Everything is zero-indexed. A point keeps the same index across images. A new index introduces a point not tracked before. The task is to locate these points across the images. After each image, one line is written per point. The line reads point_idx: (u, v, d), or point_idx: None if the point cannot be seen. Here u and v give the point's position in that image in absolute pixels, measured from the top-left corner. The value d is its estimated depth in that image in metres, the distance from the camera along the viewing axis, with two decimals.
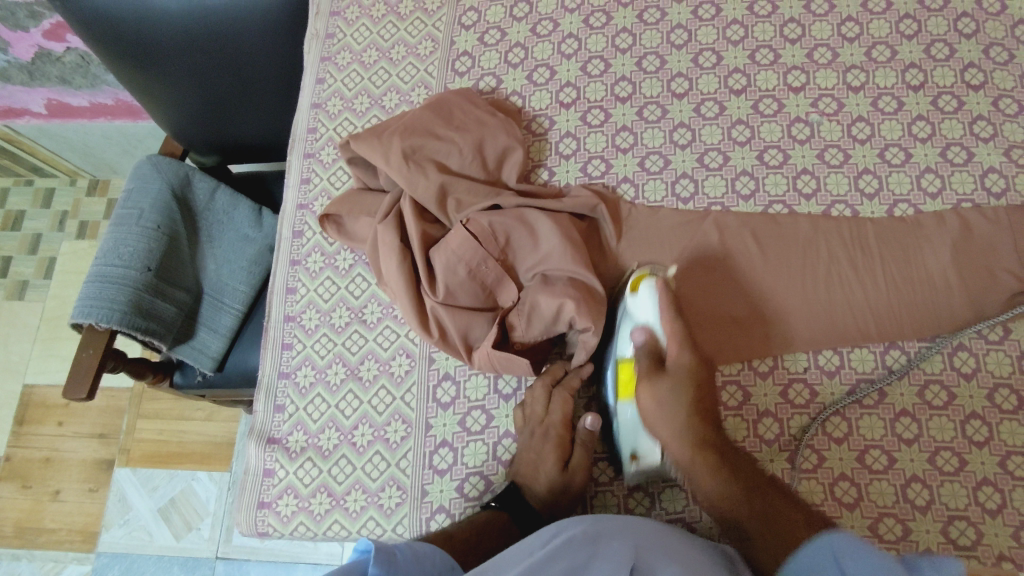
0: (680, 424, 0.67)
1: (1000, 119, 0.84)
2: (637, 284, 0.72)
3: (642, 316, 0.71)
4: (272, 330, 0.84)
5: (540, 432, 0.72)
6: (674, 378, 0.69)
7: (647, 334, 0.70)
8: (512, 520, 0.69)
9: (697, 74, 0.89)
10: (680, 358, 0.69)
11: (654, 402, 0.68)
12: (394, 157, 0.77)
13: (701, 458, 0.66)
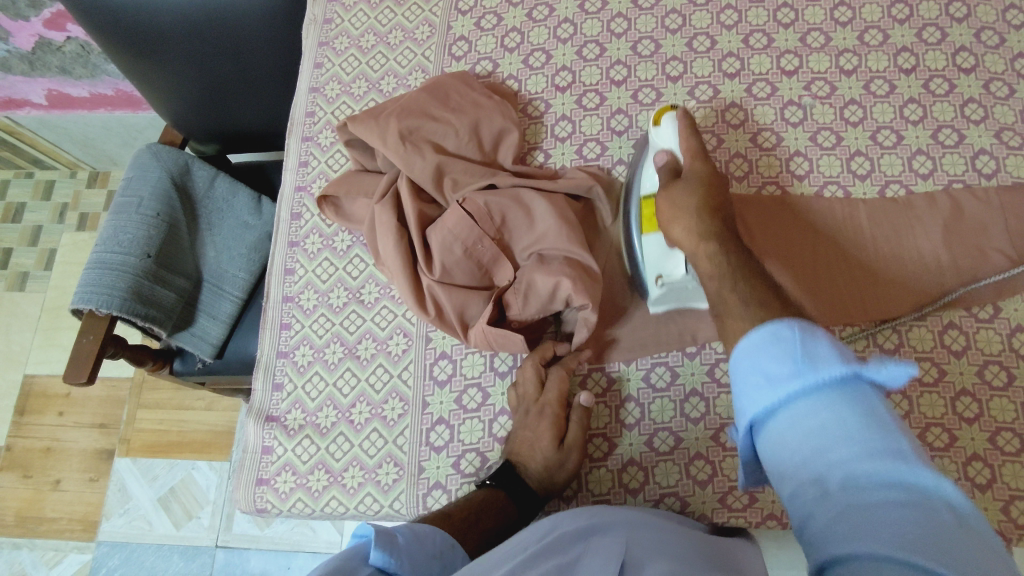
0: (691, 219, 0.66)
1: (991, 102, 0.85)
2: (659, 116, 0.76)
3: (664, 142, 0.75)
4: (270, 311, 0.84)
5: (534, 411, 0.73)
6: (688, 183, 0.69)
7: (669, 155, 0.73)
8: (508, 499, 0.69)
9: (691, 58, 0.90)
10: (699, 166, 0.70)
11: (675, 212, 0.67)
12: (389, 138, 0.78)
13: (704, 247, 0.64)
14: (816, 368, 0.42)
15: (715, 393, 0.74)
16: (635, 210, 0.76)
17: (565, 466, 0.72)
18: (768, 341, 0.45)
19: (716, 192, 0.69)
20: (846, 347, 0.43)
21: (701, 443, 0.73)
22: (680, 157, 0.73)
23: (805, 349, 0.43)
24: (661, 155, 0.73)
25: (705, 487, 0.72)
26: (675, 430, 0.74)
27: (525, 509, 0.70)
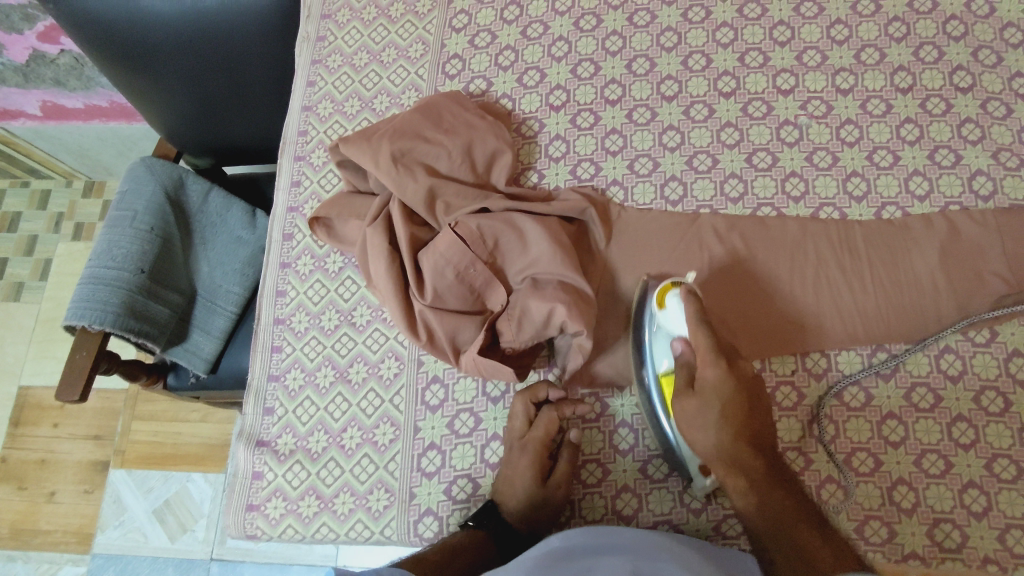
0: (717, 441, 0.64)
1: (988, 122, 0.85)
2: (664, 297, 0.69)
3: (676, 329, 0.68)
4: (261, 333, 0.84)
5: (518, 447, 0.74)
6: (705, 399, 0.65)
7: (683, 346, 0.67)
8: (488, 539, 0.70)
9: (687, 77, 0.89)
10: (712, 375, 0.64)
11: (697, 427, 0.65)
12: (383, 161, 0.77)
13: (734, 479, 0.64)
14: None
15: None
16: (653, 388, 0.71)
17: (554, 499, 0.73)
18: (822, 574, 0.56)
19: (738, 395, 0.65)
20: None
21: None
22: (693, 350, 0.66)
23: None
24: (674, 346, 0.67)
25: (699, 515, 0.71)
26: None
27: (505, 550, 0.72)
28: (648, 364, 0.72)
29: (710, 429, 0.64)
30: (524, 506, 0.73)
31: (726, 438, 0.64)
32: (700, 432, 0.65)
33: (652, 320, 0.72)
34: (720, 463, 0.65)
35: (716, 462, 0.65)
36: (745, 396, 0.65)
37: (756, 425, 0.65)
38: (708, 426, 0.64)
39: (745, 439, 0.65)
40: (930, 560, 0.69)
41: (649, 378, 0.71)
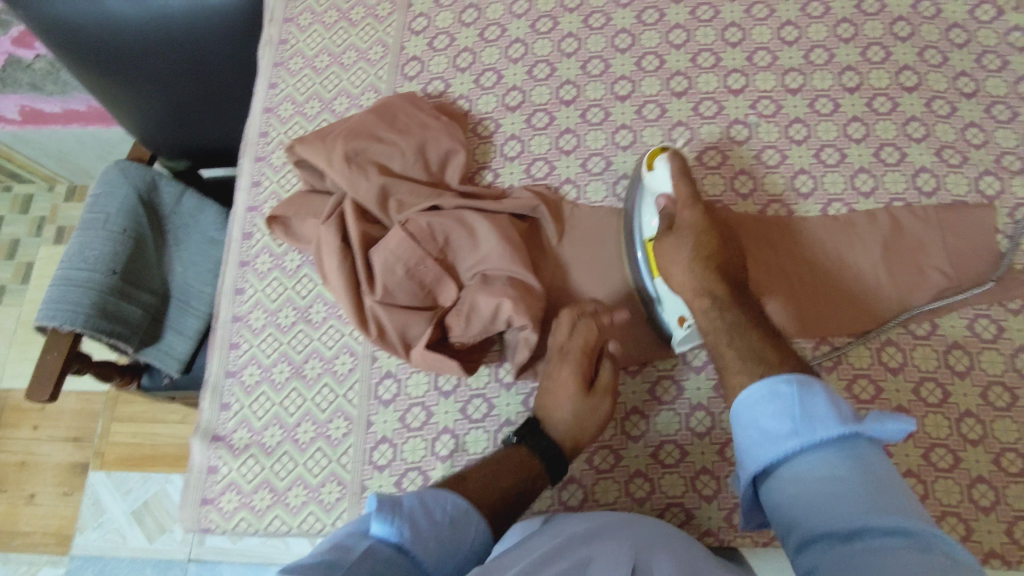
0: (691, 275, 0.72)
1: (933, 120, 0.86)
2: (653, 159, 0.78)
3: (660, 186, 0.77)
4: (219, 331, 0.85)
5: (558, 356, 0.74)
6: (681, 235, 0.74)
7: (665, 198, 0.76)
8: (534, 456, 0.69)
9: (640, 77, 0.91)
10: (690, 217, 0.75)
11: (673, 262, 0.73)
12: (335, 160, 0.79)
13: (702, 306, 0.70)
14: (813, 428, 0.53)
15: (655, 412, 0.78)
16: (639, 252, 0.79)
17: (597, 413, 0.73)
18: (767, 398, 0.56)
19: (710, 236, 0.74)
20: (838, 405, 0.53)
21: (640, 461, 0.76)
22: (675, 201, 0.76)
23: (806, 415, 0.54)
24: (657, 200, 0.77)
25: (643, 504, 0.75)
26: (615, 448, 0.77)
27: (555, 467, 0.70)
28: (636, 232, 0.80)
29: (685, 267, 0.72)
30: (569, 421, 0.72)
31: (699, 273, 0.71)
32: (679, 273, 0.73)
33: (641, 189, 0.80)
34: (691, 295, 0.71)
35: (688, 295, 0.72)
36: (717, 233, 0.75)
37: (725, 268, 0.72)
38: (684, 261, 0.72)
39: (717, 273, 0.72)
40: None
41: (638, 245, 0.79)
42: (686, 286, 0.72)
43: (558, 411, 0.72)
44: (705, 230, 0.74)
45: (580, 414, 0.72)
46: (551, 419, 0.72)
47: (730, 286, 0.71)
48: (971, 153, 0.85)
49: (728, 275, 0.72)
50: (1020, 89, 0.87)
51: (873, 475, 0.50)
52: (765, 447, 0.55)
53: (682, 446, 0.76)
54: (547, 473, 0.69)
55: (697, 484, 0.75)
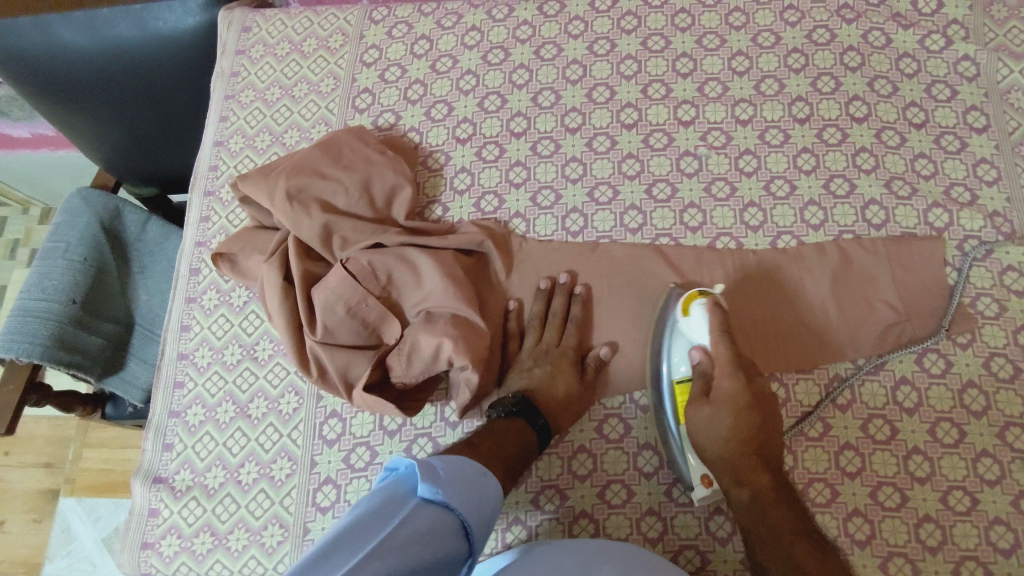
0: (723, 449, 0.69)
1: (882, 151, 0.86)
2: (689, 306, 0.73)
3: (698, 338, 0.72)
4: (165, 369, 0.84)
5: (556, 353, 0.78)
6: (718, 404, 0.70)
7: (702, 355, 0.71)
8: (528, 428, 0.72)
9: (590, 109, 0.91)
10: (729, 386, 0.69)
11: (706, 433, 0.70)
12: (278, 199, 0.78)
13: (737, 490, 0.67)
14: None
15: (602, 449, 0.77)
16: (667, 396, 0.75)
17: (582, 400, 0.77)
18: None
19: (750, 403, 0.69)
20: None
21: (587, 500, 0.75)
22: (713, 358, 0.71)
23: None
24: (692, 353, 0.72)
25: None
26: (562, 487, 0.76)
27: (544, 436, 0.73)
28: (661, 375, 0.76)
29: (720, 438, 0.69)
30: (560, 398, 0.75)
31: (733, 447, 0.68)
32: (710, 441, 0.70)
33: (674, 327, 0.76)
34: (722, 470, 0.69)
35: (720, 470, 0.69)
36: (757, 408, 0.69)
37: (762, 442, 0.68)
38: (719, 432, 0.69)
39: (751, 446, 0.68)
40: None
41: (665, 385, 0.75)
42: (717, 459, 0.69)
43: (551, 391, 0.75)
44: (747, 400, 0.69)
45: (571, 397, 0.76)
46: (543, 398, 0.75)
47: (764, 464, 0.67)
48: (920, 185, 0.85)
49: (766, 445, 0.68)
50: (969, 120, 0.87)
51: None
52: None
53: (629, 487, 0.75)
54: (538, 442, 0.72)
55: (644, 525, 0.74)
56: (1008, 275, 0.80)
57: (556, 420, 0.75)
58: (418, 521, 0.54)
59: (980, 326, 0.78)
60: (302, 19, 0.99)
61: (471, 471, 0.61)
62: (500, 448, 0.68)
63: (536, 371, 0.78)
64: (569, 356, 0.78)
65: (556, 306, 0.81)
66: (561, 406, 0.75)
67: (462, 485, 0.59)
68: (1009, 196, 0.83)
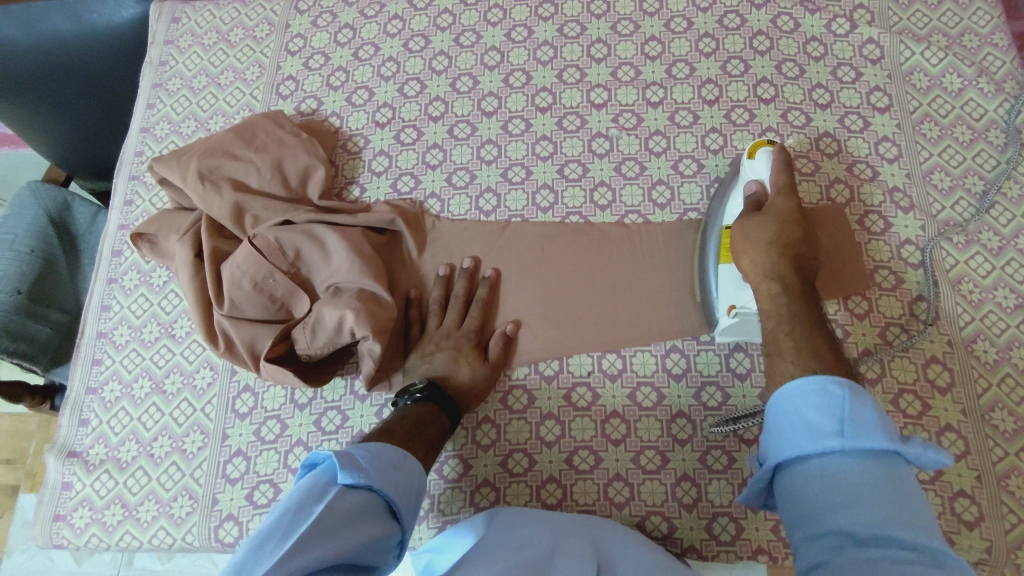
0: (765, 253, 0.71)
1: (788, 131, 0.88)
2: (755, 149, 0.78)
3: (755, 174, 0.77)
4: (84, 347, 0.86)
5: (457, 337, 0.79)
6: (767, 215, 0.74)
7: (758, 185, 0.77)
8: (440, 410, 0.72)
9: (507, 93, 0.93)
10: (781, 204, 0.74)
11: (748, 242, 0.73)
12: (189, 178, 0.81)
13: (771, 291, 0.70)
14: (857, 431, 0.50)
15: (506, 420, 0.79)
16: (716, 238, 0.79)
17: (488, 380, 0.78)
18: (816, 392, 0.53)
19: (794, 223, 0.73)
20: (889, 422, 0.51)
21: (489, 469, 0.77)
22: (769, 190, 0.76)
23: (854, 419, 0.51)
24: (749, 186, 0.77)
25: None
26: (465, 457, 0.78)
27: (455, 417, 0.74)
28: (719, 217, 0.80)
29: (760, 247, 0.72)
30: (462, 382, 0.76)
31: (774, 257, 0.71)
32: (751, 247, 0.73)
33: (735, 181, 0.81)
34: (761, 270, 0.71)
35: (756, 274, 0.72)
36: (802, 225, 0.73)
37: (801, 262, 0.72)
38: (762, 243, 0.72)
39: (790, 255, 0.71)
40: (707, 553, 0.72)
41: (715, 231, 0.80)
42: (754, 268, 0.72)
43: (455, 375, 0.76)
44: (794, 216, 0.73)
45: (476, 378, 0.77)
46: (449, 382, 0.76)
47: (800, 275, 0.70)
48: (824, 163, 0.87)
49: (800, 261, 0.71)
50: (872, 100, 0.89)
51: (902, 488, 0.47)
52: (790, 438, 0.53)
53: (530, 455, 0.77)
54: (450, 423, 0.73)
55: (544, 492, 0.76)
56: (906, 248, 0.82)
57: (464, 399, 0.76)
58: (344, 509, 0.51)
59: (875, 296, 0.80)
60: (229, 10, 1.01)
61: (393, 455, 0.60)
62: (418, 431, 0.68)
63: (437, 357, 0.78)
64: (471, 337, 0.79)
65: (457, 290, 0.82)
66: (467, 387, 0.76)
67: (385, 468, 0.57)
68: (909, 172, 0.85)
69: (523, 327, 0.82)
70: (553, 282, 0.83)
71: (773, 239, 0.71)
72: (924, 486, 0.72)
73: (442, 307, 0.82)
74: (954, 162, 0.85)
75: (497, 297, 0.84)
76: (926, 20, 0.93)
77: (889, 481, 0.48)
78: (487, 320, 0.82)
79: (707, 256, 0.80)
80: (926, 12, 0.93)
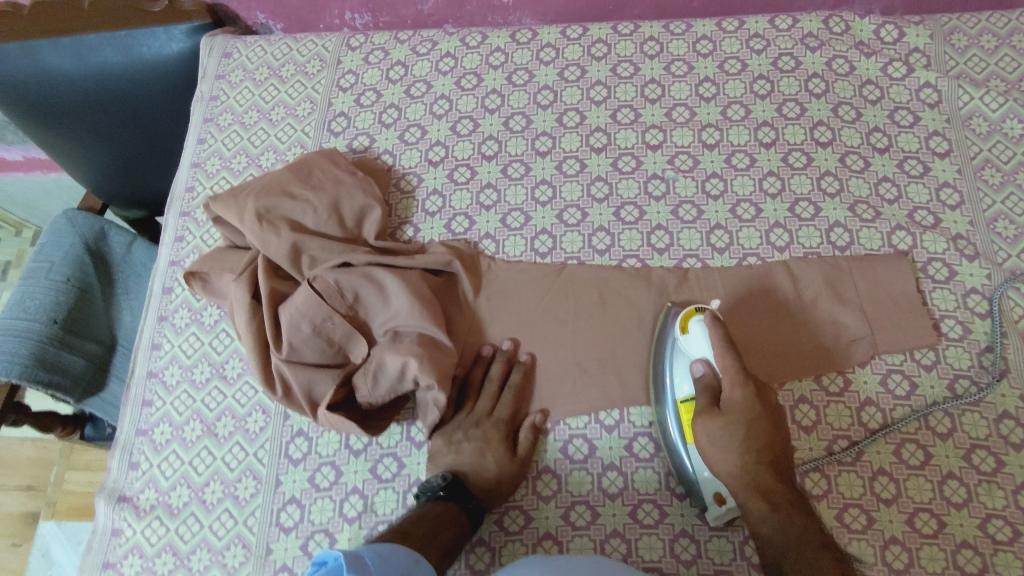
0: (735, 457, 0.67)
1: (847, 175, 0.87)
2: (688, 322, 0.74)
3: (698, 351, 0.73)
4: (133, 387, 0.85)
5: (488, 425, 0.77)
6: (727, 417, 0.68)
7: (706, 367, 0.72)
8: (460, 510, 0.70)
9: (561, 133, 0.92)
10: (735, 396, 0.69)
11: (716, 445, 0.68)
12: (247, 218, 0.80)
13: (755, 503, 0.65)
14: None
15: (567, 469, 0.77)
16: (673, 416, 0.74)
17: (515, 476, 0.75)
18: None
19: (760, 414, 0.68)
20: None
21: (551, 522, 0.75)
22: (718, 370, 0.71)
23: None
24: (696, 367, 0.72)
25: None
26: (526, 508, 0.76)
27: (476, 517, 0.71)
28: (667, 391, 0.75)
29: (730, 451, 0.67)
30: (488, 478, 0.74)
31: (751, 465, 0.66)
32: (722, 455, 0.67)
33: (674, 346, 0.76)
34: (743, 487, 0.66)
35: (734, 484, 0.67)
36: (768, 413, 0.69)
37: (778, 454, 0.67)
38: (731, 447, 0.67)
39: (766, 461, 0.67)
40: None
41: (669, 407, 0.74)
42: (729, 472, 0.67)
43: (481, 469, 0.74)
44: (754, 411, 0.68)
45: (501, 472, 0.74)
46: (474, 478, 0.74)
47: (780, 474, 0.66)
48: (884, 209, 0.86)
49: (779, 462, 0.67)
50: (931, 145, 0.88)
51: None
52: None
53: (594, 508, 0.74)
54: (470, 524, 0.71)
55: (607, 547, 0.73)
56: (972, 297, 0.81)
57: (490, 496, 0.74)
58: None
59: (942, 347, 0.79)
60: (281, 46, 1.02)
61: (402, 558, 0.60)
62: (434, 535, 0.67)
63: (465, 447, 0.76)
64: (502, 428, 0.77)
65: (494, 373, 0.80)
66: (493, 483, 0.74)
67: (392, 571, 0.57)
68: (971, 220, 0.84)
69: (568, 391, 0.80)
70: (603, 339, 0.81)
71: (744, 442, 0.67)
72: (1002, 548, 0.70)
73: (474, 390, 0.80)
74: (1017, 210, 0.84)
75: (542, 358, 0.82)
76: (983, 64, 0.92)
77: None
78: (520, 408, 0.80)
79: (667, 432, 0.74)
80: (982, 56, 0.93)
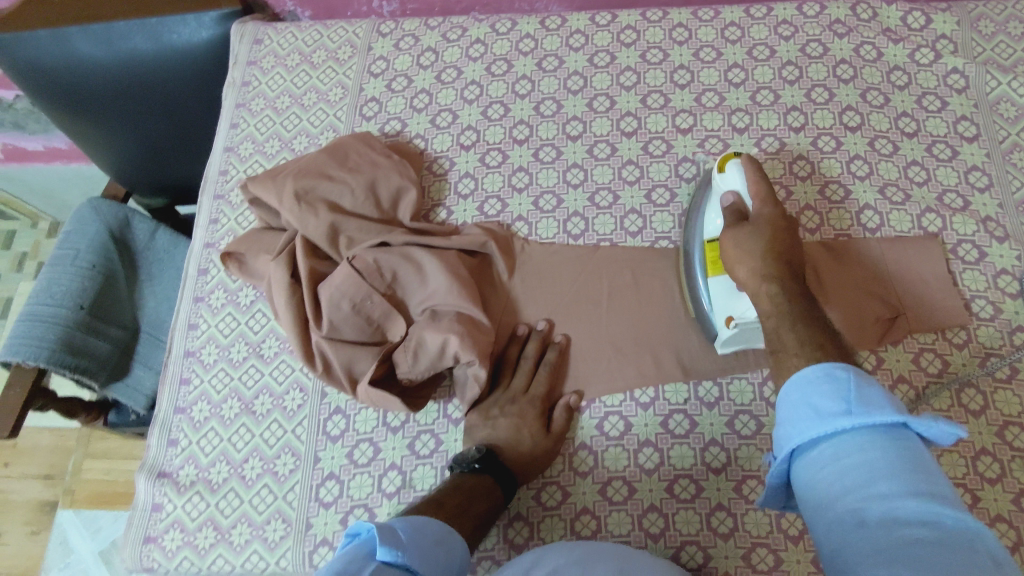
0: (758, 261, 0.70)
1: (876, 159, 0.88)
2: (725, 162, 0.79)
3: (730, 186, 0.78)
4: (171, 366, 0.86)
5: (524, 401, 0.78)
6: (756, 225, 0.72)
7: (735, 198, 0.76)
8: (494, 483, 0.70)
9: (591, 118, 0.93)
10: (764, 213, 0.73)
11: (743, 254, 0.71)
12: (286, 198, 0.81)
13: (766, 292, 0.67)
14: (866, 408, 0.47)
15: (603, 446, 0.78)
16: (699, 254, 0.80)
17: (549, 452, 0.76)
18: (819, 379, 0.51)
19: (780, 228, 0.72)
20: (896, 398, 0.48)
21: (588, 497, 0.76)
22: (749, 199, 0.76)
23: (861, 398, 0.48)
24: (726, 198, 0.77)
25: None
26: (564, 484, 0.77)
27: (510, 488, 0.72)
28: (698, 231, 0.81)
29: (752, 258, 0.70)
30: (522, 454, 0.75)
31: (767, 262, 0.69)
32: (742, 264, 0.71)
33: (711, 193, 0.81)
34: (758, 278, 0.69)
35: (750, 279, 0.70)
36: (791, 232, 0.73)
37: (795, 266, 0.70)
38: (754, 253, 0.70)
39: (784, 264, 0.69)
40: None
41: (698, 245, 0.80)
42: (749, 277, 0.70)
43: (516, 445, 0.75)
44: (780, 227, 0.72)
45: (536, 449, 0.75)
46: (510, 453, 0.75)
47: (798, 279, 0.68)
48: (914, 191, 0.87)
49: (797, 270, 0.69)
50: (959, 129, 0.89)
51: (914, 459, 0.45)
52: (799, 427, 0.50)
53: (631, 483, 0.75)
54: (504, 495, 0.71)
55: (645, 522, 0.74)
56: (1002, 278, 0.81)
57: (524, 473, 0.75)
58: None
59: (973, 326, 0.80)
60: (312, 32, 1.03)
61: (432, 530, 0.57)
62: (467, 506, 0.67)
63: (500, 423, 0.76)
64: (537, 405, 0.77)
65: (529, 352, 0.81)
66: (527, 459, 0.75)
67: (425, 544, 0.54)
68: (1000, 203, 0.85)
69: (604, 369, 0.81)
70: (638, 318, 0.82)
71: (768, 247, 0.70)
72: None
73: (510, 367, 0.81)
74: None
75: (578, 336, 0.82)
76: (1009, 50, 0.93)
77: (903, 468, 0.45)
78: (554, 389, 0.80)
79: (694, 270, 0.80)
80: (1009, 43, 0.93)
